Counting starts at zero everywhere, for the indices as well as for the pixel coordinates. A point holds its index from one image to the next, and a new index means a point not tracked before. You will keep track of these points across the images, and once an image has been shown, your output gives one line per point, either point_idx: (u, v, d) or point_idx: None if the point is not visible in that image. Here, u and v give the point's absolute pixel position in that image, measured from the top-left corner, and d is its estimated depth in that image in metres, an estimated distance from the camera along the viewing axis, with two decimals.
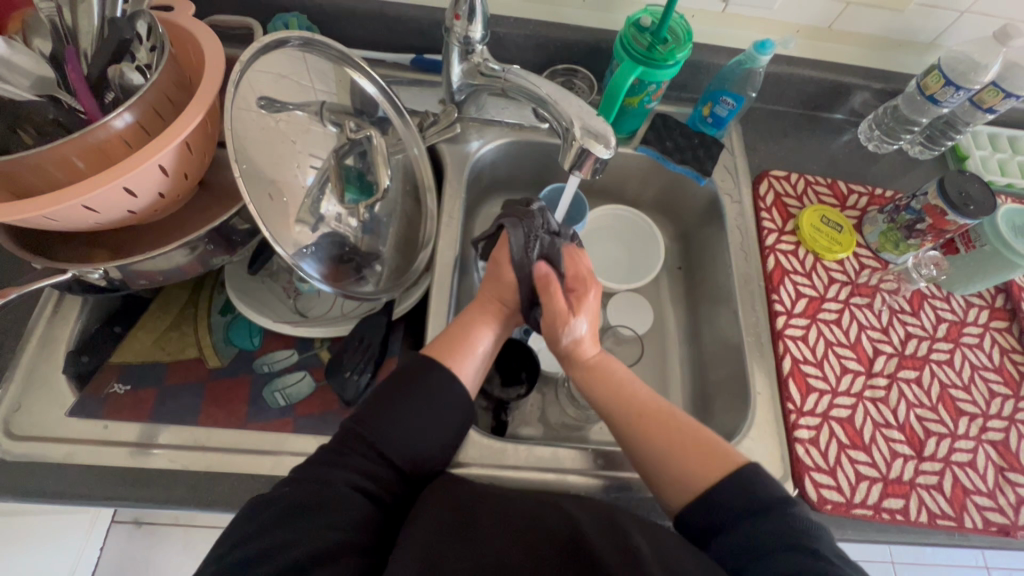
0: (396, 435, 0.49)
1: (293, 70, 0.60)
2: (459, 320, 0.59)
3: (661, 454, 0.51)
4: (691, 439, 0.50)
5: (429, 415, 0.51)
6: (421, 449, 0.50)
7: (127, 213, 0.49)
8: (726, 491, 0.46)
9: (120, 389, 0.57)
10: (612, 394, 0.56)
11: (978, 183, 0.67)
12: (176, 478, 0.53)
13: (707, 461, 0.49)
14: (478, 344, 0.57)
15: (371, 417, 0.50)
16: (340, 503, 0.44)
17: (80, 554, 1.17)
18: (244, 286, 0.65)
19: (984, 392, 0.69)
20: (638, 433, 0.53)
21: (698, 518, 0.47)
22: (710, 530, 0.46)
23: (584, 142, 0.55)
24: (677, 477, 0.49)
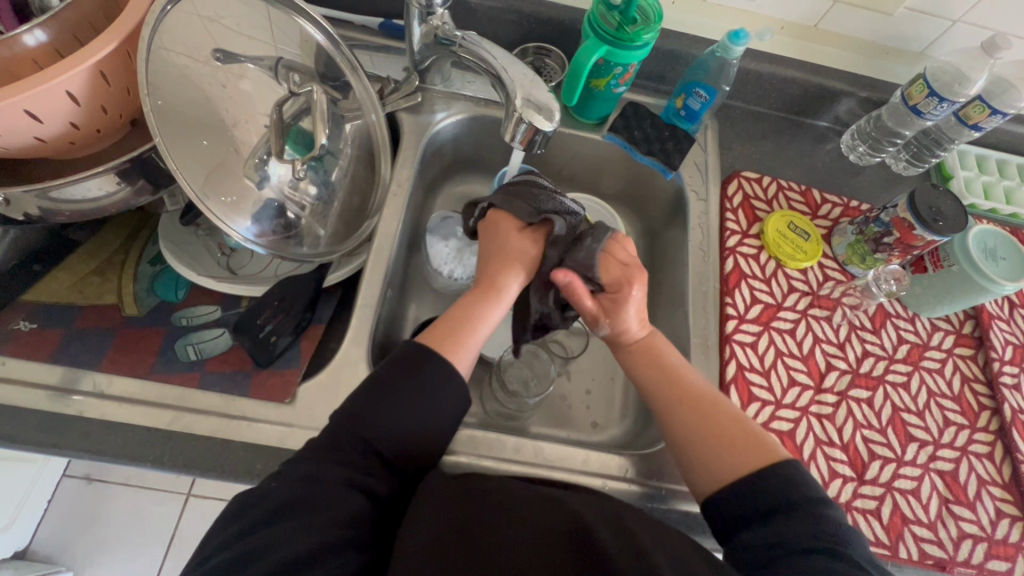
0: (394, 425, 0.45)
1: (245, 17, 0.57)
2: (459, 306, 0.55)
3: (699, 440, 0.50)
4: (735, 428, 0.50)
5: (424, 401, 0.47)
6: (418, 441, 0.46)
7: (35, 140, 0.47)
8: (765, 487, 0.44)
9: (25, 326, 0.55)
10: (658, 372, 0.55)
11: (951, 200, 0.64)
12: (68, 424, 0.51)
13: (748, 451, 0.48)
14: (477, 331, 0.54)
15: (361, 408, 0.46)
16: (329, 503, 0.40)
17: (21, 504, 1.14)
18: (175, 236, 0.63)
19: (938, 419, 0.65)
20: (682, 414, 0.52)
21: (734, 510, 0.45)
22: (742, 521, 0.44)
23: (524, 112, 0.52)
24: (716, 464, 0.48)
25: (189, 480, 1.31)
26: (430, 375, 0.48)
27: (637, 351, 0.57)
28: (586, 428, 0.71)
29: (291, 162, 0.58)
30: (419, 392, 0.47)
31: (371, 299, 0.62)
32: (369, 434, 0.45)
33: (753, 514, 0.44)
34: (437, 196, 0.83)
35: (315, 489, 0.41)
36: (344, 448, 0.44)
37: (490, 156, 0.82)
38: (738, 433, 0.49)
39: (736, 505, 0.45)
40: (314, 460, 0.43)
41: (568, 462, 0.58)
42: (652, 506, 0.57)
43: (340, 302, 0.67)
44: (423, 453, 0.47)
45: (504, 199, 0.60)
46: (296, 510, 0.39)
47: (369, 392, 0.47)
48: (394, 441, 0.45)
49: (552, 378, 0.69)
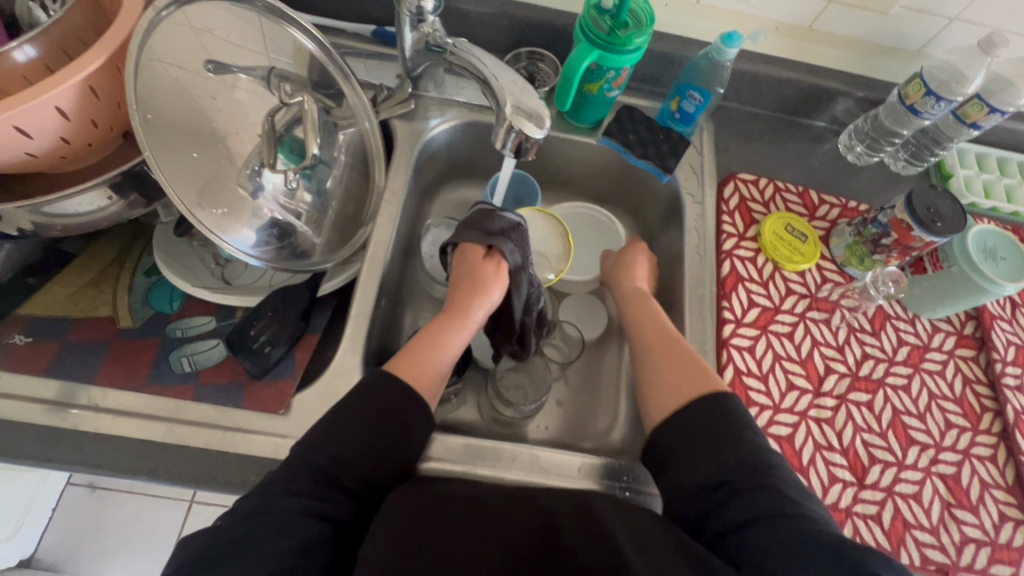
0: (351, 452, 0.45)
1: (236, 28, 0.57)
2: (426, 331, 0.57)
3: (660, 373, 0.55)
4: (692, 370, 0.54)
5: (387, 426, 0.47)
6: (380, 465, 0.46)
7: (25, 156, 0.47)
8: (693, 412, 0.49)
9: (20, 340, 0.55)
10: (645, 321, 0.62)
11: (949, 200, 0.63)
12: (64, 438, 0.51)
13: (692, 386, 0.52)
14: (454, 346, 0.57)
15: (316, 439, 0.45)
16: (290, 532, 0.40)
17: (26, 512, 1.15)
18: (169, 249, 0.63)
19: (940, 421, 0.65)
20: (653, 352, 0.58)
21: (669, 437, 0.49)
22: (672, 449, 0.48)
23: (514, 119, 0.51)
24: (665, 394, 0.53)
25: (192, 487, 1.31)
26: (386, 398, 0.49)
27: (633, 300, 0.66)
28: (584, 435, 0.71)
29: (283, 171, 0.58)
30: (372, 419, 0.47)
31: (365, 308, 0.62)
32: (325, 462, 0.44)
33: (685, 447, 0.48)
34: (432, 202, 0.83)
35: (275, 520, 0.40)
36: (301, 479, 0.43)
37: (484, 162, 0.82)
38: (692, 371, 0.54)
39: (669, 434, 0.49)
40: (271, 493, 0.42)
41: (563, 469, 0.57)
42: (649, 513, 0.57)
43: (336, 310, 0.66)
44: (384, 475, 0.47)
45: (459, 231, 0.59)
46: (254, 544, 0.39)
47: (331, 420, 0.47)
48: (353, 468, 0.45)
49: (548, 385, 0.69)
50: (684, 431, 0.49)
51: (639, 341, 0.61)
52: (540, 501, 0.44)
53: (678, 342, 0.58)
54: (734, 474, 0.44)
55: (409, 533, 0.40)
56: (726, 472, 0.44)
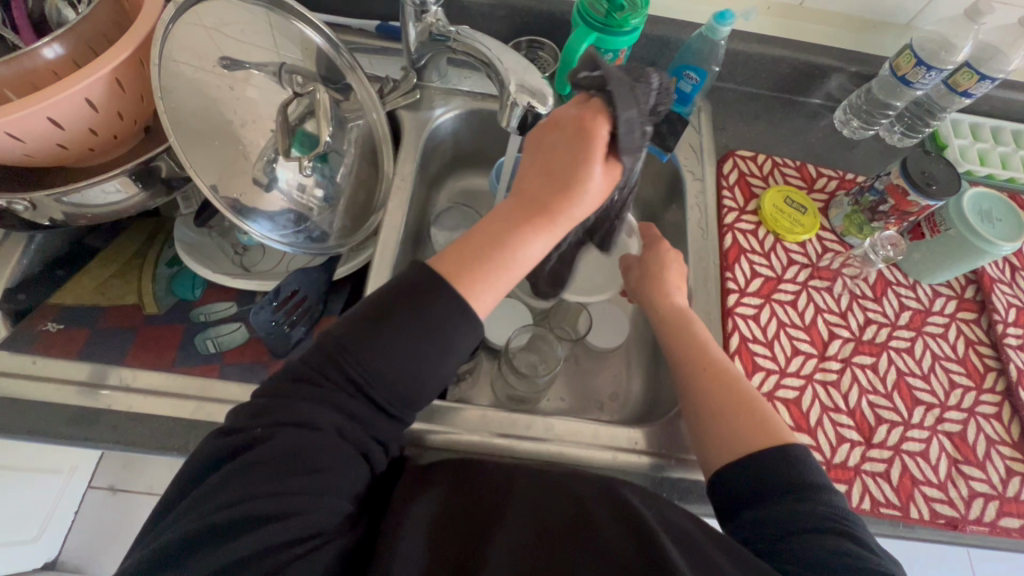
0: (387, 371, 0.40)
1: (247, 23, 0.60)
2: (490, 228, 0.44)
3: (718, 412, 0.52)
4: (748, 407, 0.51)
5: (430, 348, 0.41)
6: (417, 383, 0.41)
7: (57, 147, 0.50)
8: (767, 461, 0.45)
9: (53, 327, 0.57)
10: (692, 344, 0.58)
11: (942, 164, 0.65)
12: (99, 417, 0.53)
13: (757, 429, 0.49)
14: (522, 253, 0.44)
15: (358, 347, 0.40)
16: (322, 451, 0.39)
17: (50, 516, 1.16)
18: (191, 239, 0.65)
19: (944, 382, 0.66)
20: (709, 381, 0.54)
21: (738, 483, 0.46)
22: (744, 495, 0.45)
23: (519, 98, 0.53)
24: (727, 435, 0.50)
25: None
26: (440, 316, 0.41)
27: (676, 320, 0.60)
28: (592, 410, 0.74)
29: (297, 161, 0.59)
30: (422, 337, 0.41)
31: (380, 289, 0.65)
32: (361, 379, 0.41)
33: (753, 490, 0.45)
34: (440, 191, 0.85)
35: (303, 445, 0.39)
36: (336, 391, 0.41)
37: (488, 149, 0.84)
38: (758, 411, 0.50)
39: (737, 478, 0.46)
40: (304, 403, 0.40)
41: (577, 436, 0.59)
42: (662, 477, 0.59)
43: (351, 294, 0.69)
44: (424, 392, 0.42)
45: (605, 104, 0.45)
46: (289, 462, 0.38)
47: (365, 335, 0.41)
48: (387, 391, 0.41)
49: (559, 358, 0.72)
50: (748, 479, 0.46)
51: (683, 366, 0.57)
52: (572, 487, 0.46)
53: (726, 372, 0.55)
54: (811, 518, 0.41)
55: (436, 515, 0.42)
56: (798, 514, 0.42)
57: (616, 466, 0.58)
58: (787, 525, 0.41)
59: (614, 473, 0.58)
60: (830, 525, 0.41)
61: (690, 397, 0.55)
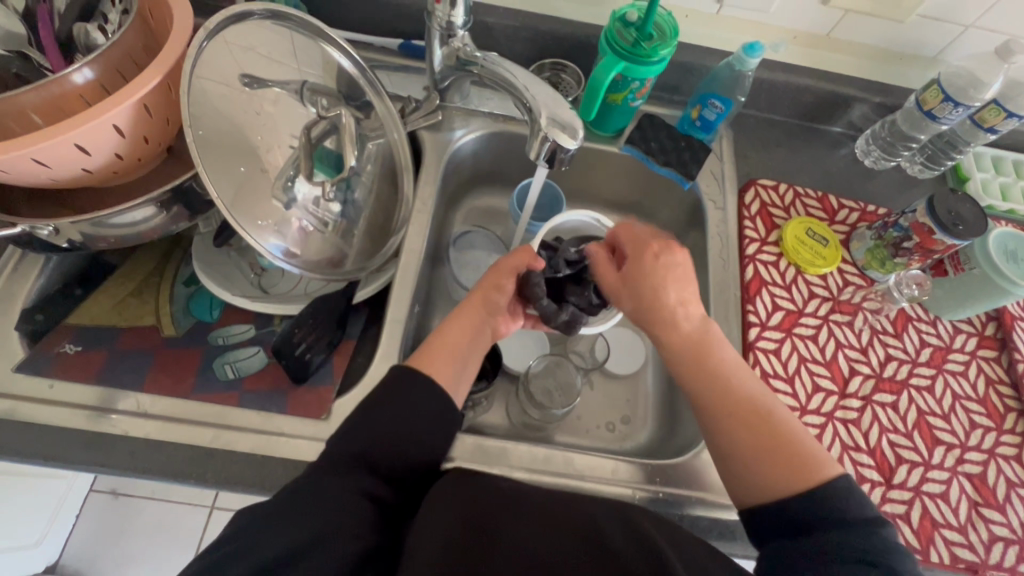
0: (382, 427, 0.48)
1: (272, 44, 0.59)
2: (441, 330, 0.57)
3: (744, 450, 0.47)
4: (770, 445, 0.47)
5: (396, 422, 0.48)
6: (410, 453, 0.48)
7: (82, 172, 0.49)
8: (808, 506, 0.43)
9: (71, 349, 0.57)
10: (708, 369, 0.51)
11: (969, 204, 0.64)
12: (117, 444, 0.52)
13: (790, 469, 0.45)
14: (459, 348, 0.56)
15: (356, 432, 0.48)
16: (336, 501, 0.42)
17: (49, 526, 1.13)
18: (210, 259, 0.64)
19: (964, 422, 0.66)
20: (729, 417, 0.49)
21: (772, 523, 0.44)
22: (781, 531, 0.44)
23: (549, 131, 0.53)
24: (759, 477, 0.46)
25: (212, 496, 1.29)
26: (404, 393, 0.50)
27: (686, 343, 0.52)
28: (604, 433, 0.73)
29: (321, 183, 0.61)
30: (410, 414, 0.49)
31: (400, 315, 0.64)
32: (362, 448, 0.47)
33: (789, 526, 0.43)
34: (457, 211, 0.85)
35: (323, 493, 0.42)
36: (341, 463, 0.45)
37: (507, 169, 0.84)
38: (782, 453, 0.46)
39: (772, 521, 0.44)
40: (318, 471, 0.44)
41: (597, 471, 0.59)
42: (681, 515, 0.58)
43: (370, 317, 0.68)
44: (414, 462, 0.49)
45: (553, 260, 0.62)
46: (303, 512, 0.40)
47: (366, 420, 0.48)
48: (389, 451, 0.47)
49: (576, 389, 0.71)
50: (780, 520, 0.44)
51: (702, 395, 0.51)
52: (589, 513, 0.46)
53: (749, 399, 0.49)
54: (852, 546, 0.40)
55: (445, 537, 0.41)
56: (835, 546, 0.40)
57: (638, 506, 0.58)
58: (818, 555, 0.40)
59: None
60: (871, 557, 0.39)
61: (712, 431, 0.50)
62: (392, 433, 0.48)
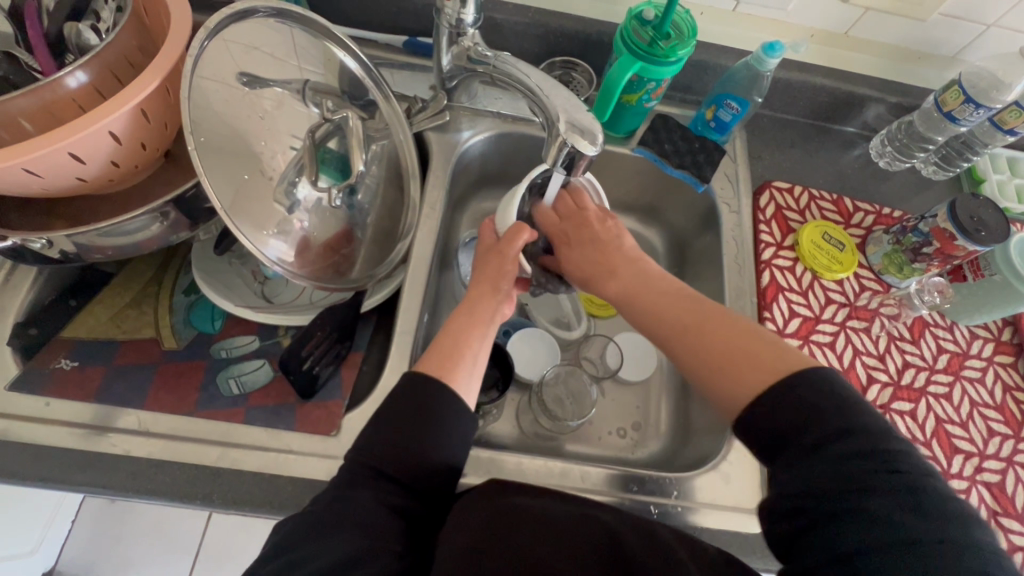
0: (396, 452, 0.45)
1: (274, 43, 0.57)
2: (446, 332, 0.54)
3: (703, 364, 0.45)
4: (731, 353, 0.44)
5: (417, 438, 0.45)
6: (429, 457, 0.45)
7: (76, 181, 0.46)
8: (772, 405, 0.39)
9: (67, 365, 0.54)
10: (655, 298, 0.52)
11: (991, 209, 0.63)
12: (118, 465, 0.50)
13: (745, 369, 0.43)
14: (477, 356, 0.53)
15: (374, 441, 0.45)
16: (366, 517, 0.41)
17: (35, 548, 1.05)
18: (210, 267, 0.62)
19: (982, 429, 0.65)
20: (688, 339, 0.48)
21: (761, 435, 0.39)
22: (771, 442, 0.39)
23: (568, 136, 0.51)
24: (720, 386, 0.44)
25: (205, 518, 1.20)
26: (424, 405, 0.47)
27: (629, 276, 0.56)
28: (615, 440, 0.71)
29: (326, 189, 0.58)
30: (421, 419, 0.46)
31: (409, 325, 0.63)
32: (382, 462, 0.44)
33: (778, 437, 0.39)
34: (463, 213, 0.82)
35: (348, 509, 0.41)
36: (362, 476, 0.44)
37: (514, 170, 0.81)
38: (745, 356, 0.43)
39: (749, 428, 0.40)
40: (341, 485, 0.43)
41: (615, 485, 0.57)
42: (702, 531, 0.56)
43: (377, 326, 0.66)
44: (432, 468, 0.45)
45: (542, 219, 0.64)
46: (333, 531, 0.40)
47: (381, 425, 0.46)
48: (409, 467, 0.44)
49: (590, 399, 0.70)
50: (772, 426, 0.39)
51: (658, 325, 0.51)
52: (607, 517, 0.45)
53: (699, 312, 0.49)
54: (857, 475, 0.35)
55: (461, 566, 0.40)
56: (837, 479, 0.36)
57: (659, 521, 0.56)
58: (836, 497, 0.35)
59: None
60: (874, 474, 0.35)
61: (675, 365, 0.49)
62: (410, 441, 0.45)
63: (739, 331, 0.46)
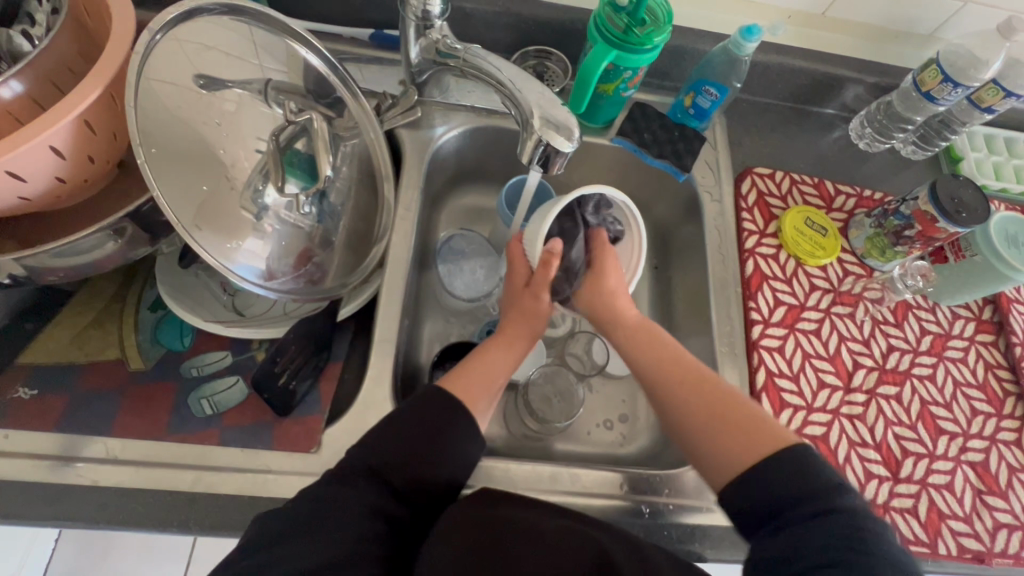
0: (395, 450, 0.45)
1: (230, 41, 0.53)
2: (478, 354, 0.57)
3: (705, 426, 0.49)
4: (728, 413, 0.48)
5: (424, 437, 0.46)
6: (431, 470, 0.46)
7: (19, 200, 0.43)
8: (768, 473, 0.42)
9: (26, 393, 0.51)
10: (655, 362, 0.54)
11: (971, 189, 0.63)
12: (88, 496, 0.48)
13: (749, 441, 0.46)
14: (496, 378, 0.55)
15: (382, 443, 0.46)
16: (349, 521, 0.41)
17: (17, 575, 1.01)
18: (176, 281, 0.59)
19: (965, 409, 0.65)
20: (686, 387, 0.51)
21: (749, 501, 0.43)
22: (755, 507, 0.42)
23: (543, 133, 0.49)
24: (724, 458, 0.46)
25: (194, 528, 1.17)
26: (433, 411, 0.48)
27: (641, 337, 0.56)
28: (602, 433, 0.71)
29: (294, 194, 0.55)
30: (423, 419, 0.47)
31: (389, 332, 0.61)
32: (382, 461, 0.45)
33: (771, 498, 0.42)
34: (441, 210, 0.80)
35: (339, 510, 0.42)
36: (360, 475, 0.44)
37: (493, 165, 0.79)
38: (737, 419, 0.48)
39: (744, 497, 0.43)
40: (333, 482, 0.44)
41: (607, 487, 0.56)
42: (693, 528, 0.56)
43: (356, 333, 0.64)
44: (433, 482, 0.46)
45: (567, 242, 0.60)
46: (315, 531, 0.40)
47: (387, 428, 0.47)
48: (403, 467, 0.45)
49: (578, 398, 0.69)
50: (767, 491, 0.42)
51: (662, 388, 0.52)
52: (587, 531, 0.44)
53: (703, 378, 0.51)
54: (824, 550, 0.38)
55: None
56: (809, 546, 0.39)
57: (651, 520, 0.56)
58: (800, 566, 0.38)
59: (646, 528, 0.55)
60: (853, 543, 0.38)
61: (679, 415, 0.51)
62: (408, 441, 0.46)
63: (731, 400, 0.49)
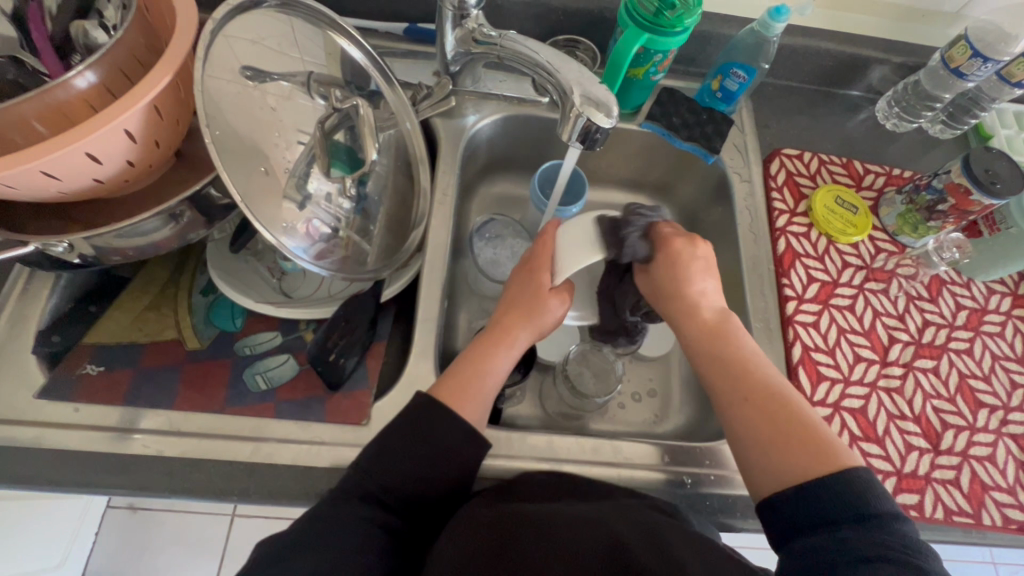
0: (395, 465, 0.46)
1: (277, 34, 0.56)
2: (464, 357, 0.55)
3: (765, 432, 0.47)
4: (793, 428, 0.46)
5: (425, 447, 0.47)
6: (432, 475, 0.47)
7: (93, 182, 0.46)
8: (822, 496, 0.41)
9: (93, 370, 0.54)
10: (732, 367, 0.52)
11: (1006, 162, 0.62)
12: (153, 464, 0.50)
13: (810, 457, 0.44)
14: (488, 385, 0.53)
15: (377, 462, 0.46)
16: (348, 535, 0.43)
17: (68, 549, 1.04)
18: (227, 266, 0.62)
19: (1005, 382, 0.65)
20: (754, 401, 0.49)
21: (795, 512, 0.41)
22: (796, 522, 0.41)
23: (584, 109, 0.50)
24: (778, 466, 0.45)
25: (232, 502, 1.20)
26: (431, 424, 0.48)
27: (709, 337, 0.55)
28: (629, 402, 0.72)
29: (339, 180, 0.57)
30: (418, 437, 0.47)
31: (430, 314, 0.62)
32: (383, 479, 0.46)
33: (819, 514, 0.40)
34: (473, 199, 0.82)
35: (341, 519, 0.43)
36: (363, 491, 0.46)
37: (523, 153, 0.81)
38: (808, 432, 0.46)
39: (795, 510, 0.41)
40: (336, 500, 0.45)
41: (647, 459, 0.57)
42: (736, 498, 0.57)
43: (398, 315, 0.66)
44: (432, 490, 0.47)
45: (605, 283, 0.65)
46: (310, 549, 0.42)
47: (388, 443, 0.47)
48: (404, 483, 0.46)
49: (615, 375, 0.69)
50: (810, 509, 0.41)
51: (732, 398, 0.50)
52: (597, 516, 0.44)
53: (782, 397, 0.49)
54: (872, 548, 0.36)
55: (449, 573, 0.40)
56: (839, 548, 0.37)
57: (693, 489, 0.57)
58: (833, 561, 0.37)
59: (688, 496, 0.56)
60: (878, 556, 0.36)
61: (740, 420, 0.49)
62: (405, 453, 0.47)
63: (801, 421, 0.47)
